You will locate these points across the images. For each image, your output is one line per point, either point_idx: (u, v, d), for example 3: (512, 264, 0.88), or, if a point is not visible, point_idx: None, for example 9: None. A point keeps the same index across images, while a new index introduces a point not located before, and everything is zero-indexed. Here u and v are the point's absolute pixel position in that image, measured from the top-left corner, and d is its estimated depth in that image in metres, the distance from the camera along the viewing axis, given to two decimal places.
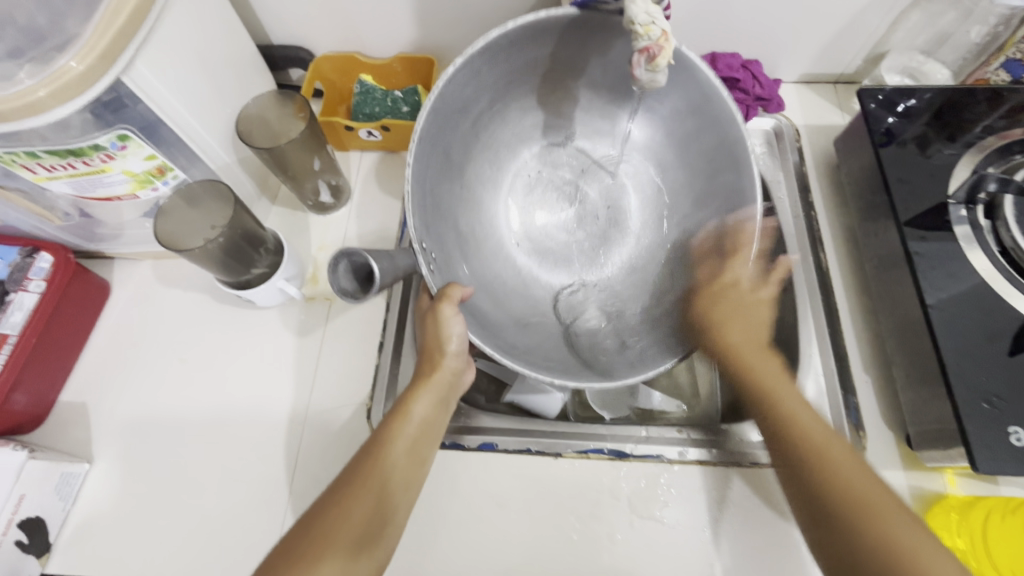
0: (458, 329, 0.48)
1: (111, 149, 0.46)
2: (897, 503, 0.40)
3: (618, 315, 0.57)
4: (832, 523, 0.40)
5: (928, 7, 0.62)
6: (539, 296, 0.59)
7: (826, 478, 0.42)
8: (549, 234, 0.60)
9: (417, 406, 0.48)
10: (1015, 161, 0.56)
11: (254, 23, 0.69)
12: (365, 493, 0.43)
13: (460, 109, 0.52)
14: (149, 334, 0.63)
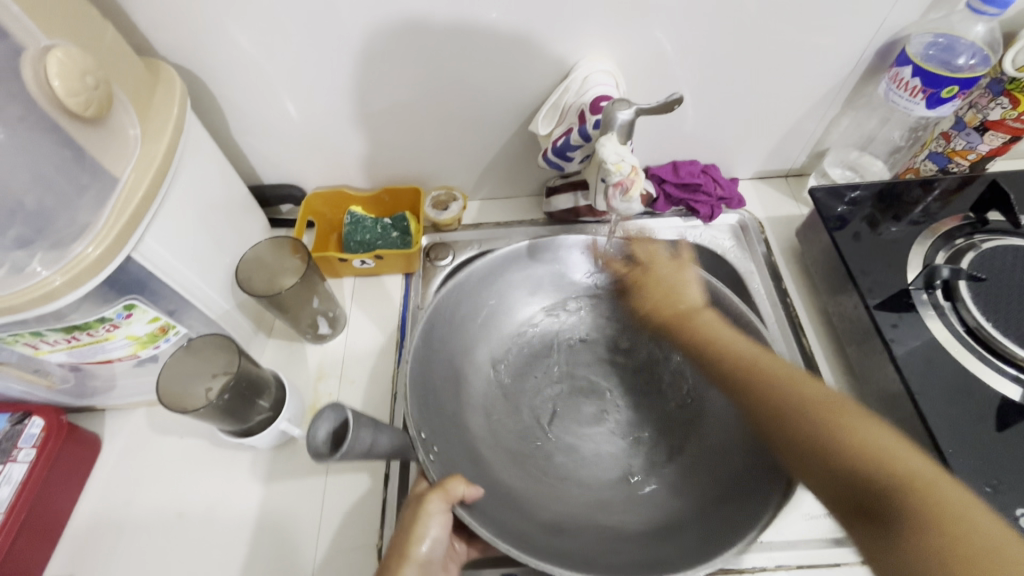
0: (436, 529, 0.47)
1: (116, 319, 0.47)
2: (922, 461, 0.39)
3: (663, 511, 0.53)
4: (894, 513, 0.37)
5: (854, 113, 0.70)
6: (574, 497, 0.55)
7: (909, 499, 0.37)
8: (581, 428, 0.59)
9: None
10: (959, 246, 0.60)
11: (247, 168, 0.72)
12: None
13: (463, 311, 0.63)
14: (142, 489, 0.60)
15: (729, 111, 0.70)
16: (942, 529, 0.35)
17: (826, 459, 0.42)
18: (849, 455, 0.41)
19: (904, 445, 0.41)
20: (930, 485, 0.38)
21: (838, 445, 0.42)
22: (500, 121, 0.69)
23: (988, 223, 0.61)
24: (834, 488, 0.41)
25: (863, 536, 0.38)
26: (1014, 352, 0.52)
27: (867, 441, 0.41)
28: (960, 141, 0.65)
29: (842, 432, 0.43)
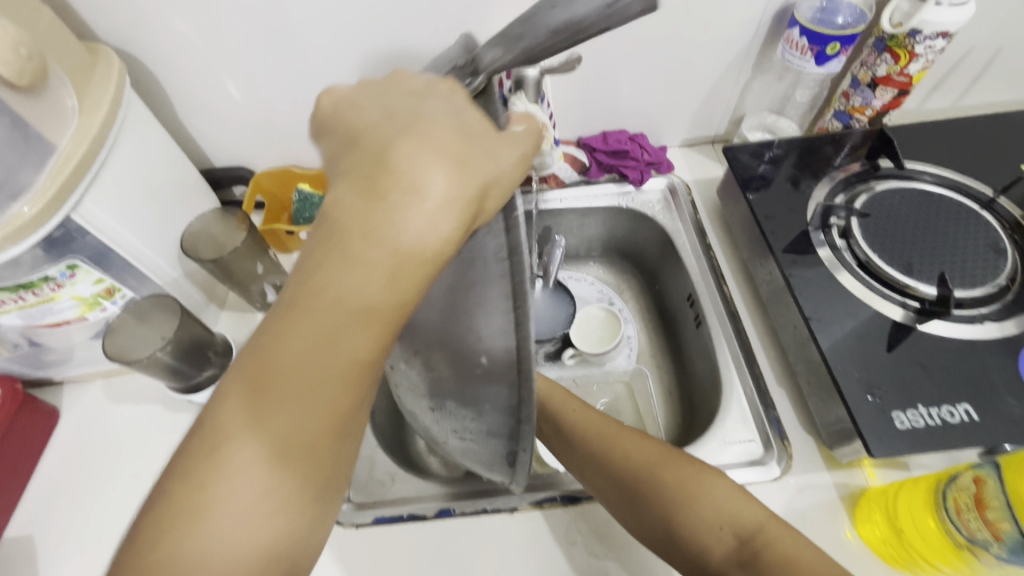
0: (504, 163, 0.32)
1: (60, 278, 0.51)
2: (698, 476, 0.50)
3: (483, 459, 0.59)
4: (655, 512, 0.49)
5: (763, 78, 0.76)
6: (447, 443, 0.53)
7: (674, 506, 0.48)
8: None
9: (422, 189, 0.30)
10: (857, 189, 0.66)
11: (195, 150, 0.76)
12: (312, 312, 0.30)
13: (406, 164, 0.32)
14: (100, 454, 0.63)
15: (649, 79, 0.75)
16: (703, 508, 0.48)
17: (613, 464, 0.52)
18: (616, 459, 0.52)
19: (668, 457, 0.52)
20: (685, 487, 0.49)
21: (592, 452, 0.54)
22: None
23: (880, 168, 0.67)
24: (618, 493, 0.52)
25: (659, 529, 0.49)
26: (899, 280, 0.57)
27: (611, 447, 0.53)
28: (857, 98, 0.70)
29: (586, 422, 0.56)
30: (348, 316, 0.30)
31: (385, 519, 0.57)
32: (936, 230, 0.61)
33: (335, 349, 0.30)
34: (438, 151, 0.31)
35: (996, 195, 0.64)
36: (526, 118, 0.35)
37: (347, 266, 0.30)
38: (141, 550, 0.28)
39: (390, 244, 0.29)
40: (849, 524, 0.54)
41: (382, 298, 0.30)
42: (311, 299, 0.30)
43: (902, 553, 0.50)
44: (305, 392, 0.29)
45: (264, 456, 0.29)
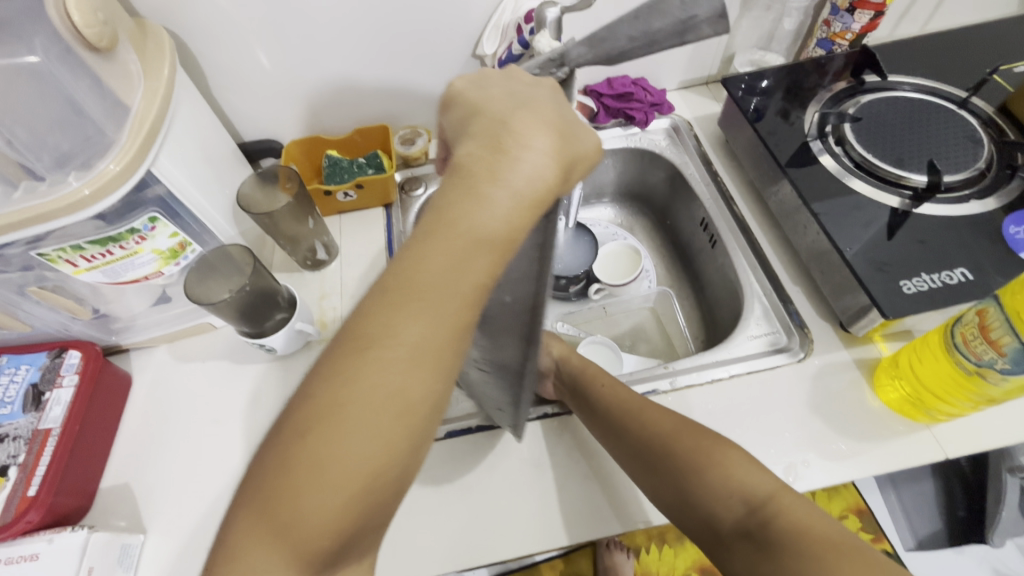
0: (588, 141, 0.42)
1: (144, 231, 0.55)
2: (723, 452, 0.53)
3: None
4: (666, 482, 0.54)
5: (753, 13, 0.82)
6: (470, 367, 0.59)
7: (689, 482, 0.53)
8: None
9: (534, 139, 0.39)
10: (845, 103, 0.73)
11: (227, 125, 0.79)
12: (445, 242, 0.38)
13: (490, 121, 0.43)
14: (178, 408, 0.67)
15: None
16: (713, 479, 0.52)
17: (632, 439, 0.57)
18: (631, 435, 0.57)
19: (691, 432, 0.55)
20: (702, 463, 0.53)
21: (619, 423, 0.59)
22: (452, 52, 0.78)
23: (865, 83, 0.74)
24: (636, 464, 0.56)
25: (669, 495, 0.54)
26: (893, 173, 0.64)
27: (639, 422, 0.58)
28: (837, 24, 0.77)
29: (616, 399, 0.61)
30: (479, 238, 0.38)
31: (457, 432, 0.64)
32: (922, 128, 0.68)
33: (468, 263, 0.38)
34: (543, 121, 0.40)
35: (969, 96, 0.71)
36: None
37: (479, 200, 0.38)
38: (318, 402, 0.35)
39: (510, 184, 0.38)
40: (871, 393, 0.61)
41: (504, 228, 0.38)
42: (447, 225, 0.38)
43: (914, 399, 0.57)
44: (447, 295, 0.37)
45: (414, 340, 0.36)
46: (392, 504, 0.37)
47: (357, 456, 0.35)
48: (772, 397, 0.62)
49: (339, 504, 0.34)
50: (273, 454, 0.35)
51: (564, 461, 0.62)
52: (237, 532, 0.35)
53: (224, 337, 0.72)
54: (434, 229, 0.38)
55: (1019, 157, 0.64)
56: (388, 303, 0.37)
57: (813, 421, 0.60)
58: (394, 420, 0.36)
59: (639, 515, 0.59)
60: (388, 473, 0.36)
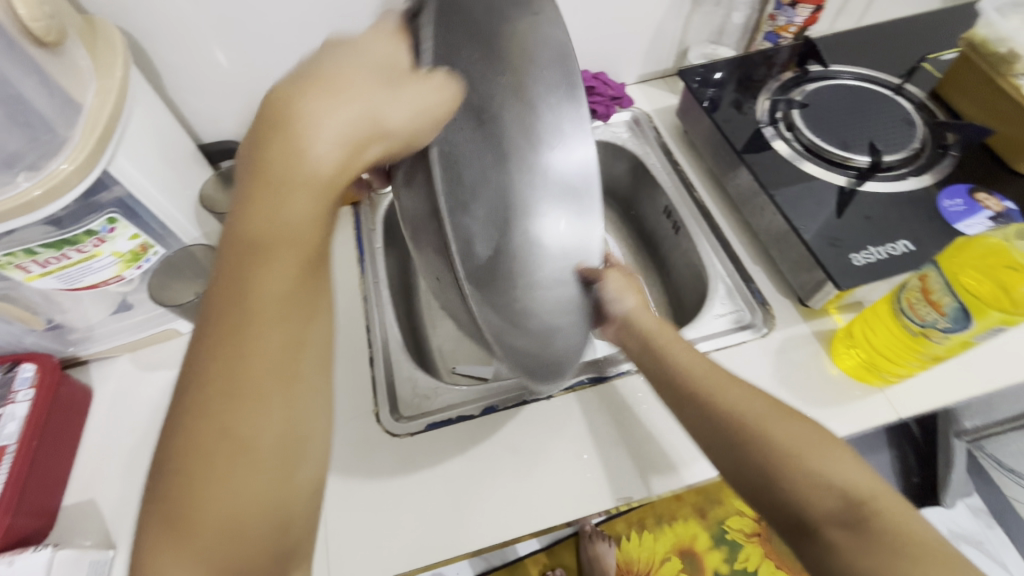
0: (403, 101, 0.38)
1: (102, 233, 0.53)
2: (818, 437, 0.43)
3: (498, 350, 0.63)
4: (746, 463, 0.44)
5: (703, 9, 0.85)
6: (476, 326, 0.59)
7: (779, 469, 0.42)
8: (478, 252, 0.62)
9: (310, 107, 0.35)
10: (792, 92, 0.77)
11: (185, 126, 0.77)
12: (246, 262, 0.35)
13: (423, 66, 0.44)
14: (144, 419, 0.65)
15: (606, 18, 0.83)
16: (809, 470, 0.42)
17: (710, 407, 0.47)
18: (708, 402, 0.47)
19: (781, 411, 0.46)
20: (794, 447, 0.43)
21: (694, 393, 0.48)
22: None
23: (809, 73, 0.79)
24: (713, 439, 0.46)
25: (747, 473, 0.44)
26: (840, 155, 0.68)
27: (720, 392, 0.47)
28: (781, 18, 0.81)
29: (689, 364, 0.50)
30: (321, 182, 0.35)
31: (440, 422, 0.63)
32: (862, 113, 0.72)
33: (269, 278, 0.35)
34: (327, 89, 0.35)
35: (902, 82, 0.76)
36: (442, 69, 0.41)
37: (275, 205, 0.34)
38: (164, 458, 0.34)
39: (293, 175, 0.34)
40: (831, 362, 0.65)
41: (304, 232, 0.35)
42: (245, 243, 0.35)
43: (869, 364, 0.61)
44: (257, 319, 0.34)
45: (283, 298, 0.35)
46: (315, 466, 0.37)
47: (207, 504, 0.33)
48: (739, 372, 0.65)
49: (197, 558, 0.33)
50: (142, 518, 0.34)
51: (546, 443, 0.62)
52: (155, 540, 0.33)
53: None
54: (263, 184, 0.34)
55: (949, 137, 0.69)
56: (202, 340, 0.35)
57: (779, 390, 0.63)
58: (230, 458, 0.33)
59: (622, 490, 0.59)
60: (247, 514, 0.34)
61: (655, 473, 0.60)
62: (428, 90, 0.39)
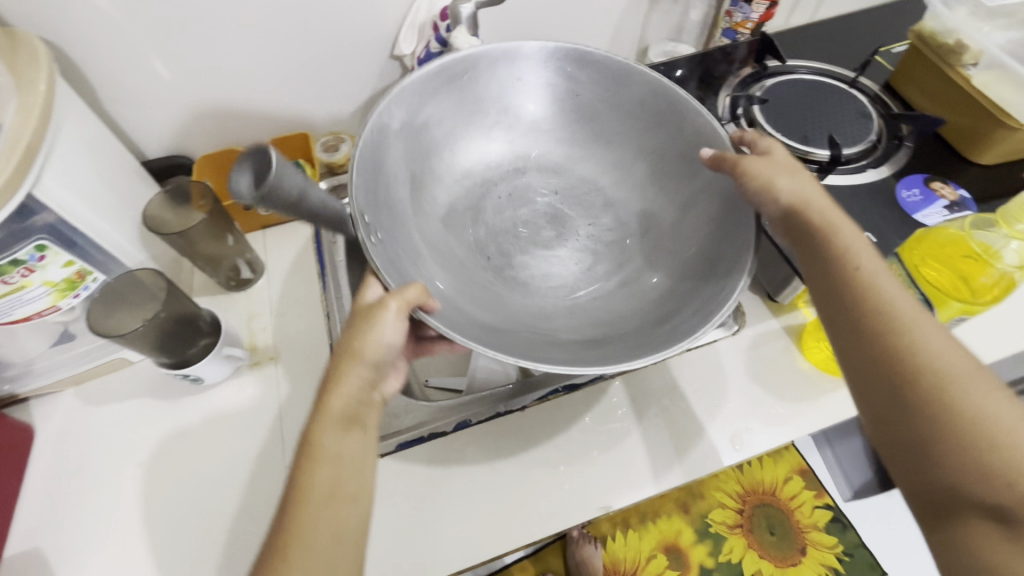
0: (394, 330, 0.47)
1: (30, 261, 0.49)
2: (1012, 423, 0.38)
3: (609, 317, 0.54)
4: (908, 423, 0.41)
5: (661, 7, 0.85)
6: (570, 312, 0.56)
7: (946, 448, 0.39)
8: (539, 251, 0.60)
9: (347, 371, 0.46)
10: (752, 88, 0.77)
11: (128, 142, 0.73)
12: (303, 491, 0.42)
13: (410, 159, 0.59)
14: (92, 457, 0.60)
15: (565, 18, 0.81)
16: (993, 457, 0.37)
17: (886, 356, 0.43)
18: (894, 344, 0.42)
19: (984, 384, 0.40)
20: (980, 428, 0.38)
21: (880, 336, 0.43)
22: (370, 53, 0.76)
23: (767, 68, 0.79)
24: (872, 390, 0.43)
25: (897, 434, 0.41)
26: (800, 149, 0.69)
27: (910, 348, 0.42)
28: (737, 15, 0.81)
29: (879, 305, 0.44)
30: (344, 414, 0.45)
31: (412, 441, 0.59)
32: (820, 107, 0.73)
33: (321, 498, 0.42)
34: (352, 352, 0.46)
35: (856, 76, 0.77)
36: (420, 292, 0.47)
37: (325, 445, 0.43)
38: None
39: (332, 416, 0.44)
40: (802, 357, 0.65)
41: (342, 452, 0.44)
42: (303, 475, 0.42)
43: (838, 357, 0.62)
44: (313, 541, 0.41)
45: (334, 508, 0.42)
46: None
47: None
48: (713, 370, 0.65)
49: None
50: None
51: (524, 455, 0.60)
52: None
53: (142, 372, 0.66)
54: (320, 422, 0.44)
55: (904, 129, 0.70)
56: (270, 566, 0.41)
57: (753, 387, 0.63)
58: None
59: (601, 500, 0.57)
60: None
61: (635, 480, 0.58)
62: (400, 317, 0.47)
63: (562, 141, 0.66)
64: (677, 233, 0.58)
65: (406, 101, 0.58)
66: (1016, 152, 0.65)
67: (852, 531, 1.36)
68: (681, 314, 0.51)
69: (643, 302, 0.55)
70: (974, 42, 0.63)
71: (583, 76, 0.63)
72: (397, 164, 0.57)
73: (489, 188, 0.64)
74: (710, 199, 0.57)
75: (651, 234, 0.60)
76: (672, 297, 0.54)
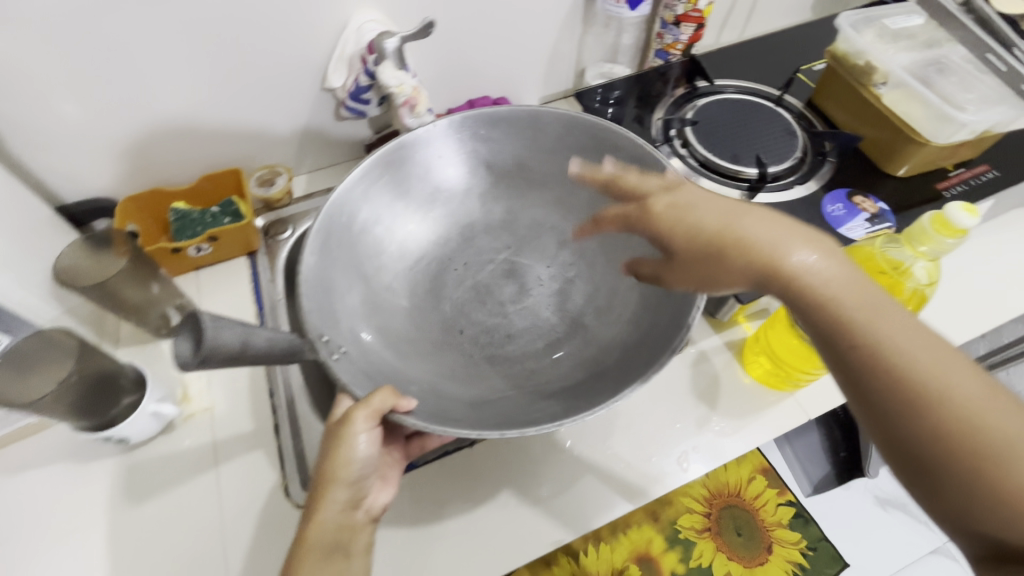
0: (366, 443, 0.47)
1: None
2: None
3: (595, 358, 0.59)
4: (936, 475, 0.36)
5: (594, 29, 0.87)
6: (543, 359, 0.61)
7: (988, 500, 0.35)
8: (506, 307, 0.65)
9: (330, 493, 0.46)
10: (684, 109, 0.79)
11: (40, 187, 0.68)
12: None
13: (355, 254, 0.63)
14: (7, 531, 0.56)
15: (501, 43, 0.82)
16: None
17: (908, 395, 0.37)
18: (885, 381, 0.38)
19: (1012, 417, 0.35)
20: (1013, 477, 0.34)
21: (899, 370, 0.37)
22: (303, 85, 0.74)
23: (698, 89, 0.81)
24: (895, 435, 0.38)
25: (940, 481, 0.36)
26: (732, 168, 0.70)
27: (921, 371, 0.37)
28: (668, 36, 0.84)
29: (881, 343, 0.38)
30: (326, 539, 0.45)
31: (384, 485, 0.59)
32: (749, 126, 0.76)
33: None
34: (323, 473, 0.47)
35: (782, 93, 0.80)
36: (389, 395, 0.48)
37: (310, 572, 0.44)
38: None
39: (314, 544, 0.45)
40: (745, 371, 0.66)
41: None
42: None
43: (778, 372, 0.63)
44: None
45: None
46: None
47: None
48: (660, 390, 0.65)
49: None
50: None
51: (475, 493, 0.59)
52: None
53: (63, 434, 0.61)
54: (302, 554, 0.44)
55: (827, 144, 0.73)
56: None
57: (699, 405, 0.64)
58: None
59: (552, 533, 0.57)
60: None
61: (587, 511, 0.58)
62: (371, 434, 0.47)
63: (496, 201, 0.71)
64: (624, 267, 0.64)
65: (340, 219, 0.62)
66: (930, 163, 0.68)
67: (814, 525, 1.40)
68: (657, 340, 0.55)
69: (606, 339, 0.60)
70: (880, 62, 0.66)
71: (494, 136, 0.68)
72: (350, 279, 0.61)
73: (448, 262, 0.69)
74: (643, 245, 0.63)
75: (603, 270, 0.66)
76: (636, 326, 0.59)
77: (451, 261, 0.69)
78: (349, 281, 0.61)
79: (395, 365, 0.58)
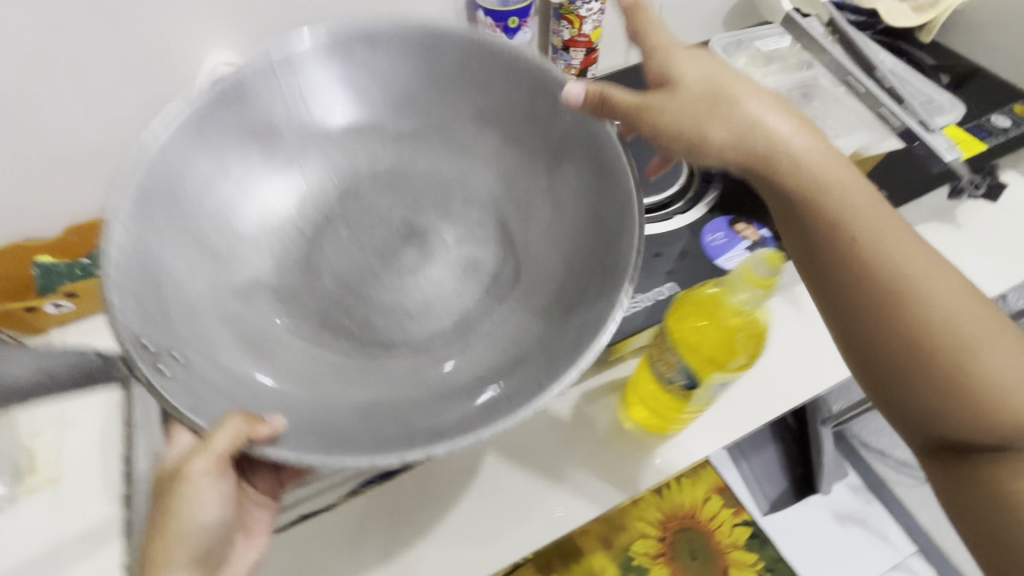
0: (209, 492, 0.46)
1: None
2: (994, 331, 0.44)
3: (518, 336, 0.50)
4: (895, 363, 0.44)
5: None
6: (455, 340, 0.51)
7: (967, 368, 0.42)
8: (405, 277, 0.54)
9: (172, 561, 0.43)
10: None
11: None
12: None
13: (190, 233, 0.51)
14: None
15: None
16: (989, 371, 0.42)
17: (898, 292, 0.44)
18: (908, 271, 0.45)
19: (976, 315, 0.44)
20: (969, 367, 0.43)
21: (903, 266, 0.45)
22: None
23: None
24: (871, 319, 0.45)
25: (896, 364, 0.44)
26: None
27: (911, 278, 0.44)
28: (558, 62, 0.81)
29: (884, 250, 0.45)
30: None
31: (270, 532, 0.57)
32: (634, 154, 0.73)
33: None
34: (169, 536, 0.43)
35: None
36: (247, 421, 0.42)
37: None
38: None
39: None
40: (627, 417, 0.63)
41: None
42: None
43: (656, 417, 0.60)
44: None
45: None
46: None
47: None
48: (533, 439, 0.63)
49: None
50: None
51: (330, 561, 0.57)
52: None
53: None
54: None
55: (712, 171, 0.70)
56: None
57: (571, 454, 0.62)
58: None
59: None
60: None
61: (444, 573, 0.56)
62: (217, 475, 0.45)
63: (388, 143, 0.59)
64: (550, 225, 0.54)
65: (165, 195, 0.50)
66: None
67: (770, 545, 1.31)
68: (588, 313, 0.48)
69: (518, 313, 0.51)
70: None
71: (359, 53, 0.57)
72: (183, 264, 0.50)
73: (329, 225, 0.57)
74: (564, 193, 0.55)
75: (528, 209, 0.56)
76: (557, 300, 0.51)
77: (334, 237, 0.56)
78: (177, 253, 0.50)
79: (256, 366, 0.48)
